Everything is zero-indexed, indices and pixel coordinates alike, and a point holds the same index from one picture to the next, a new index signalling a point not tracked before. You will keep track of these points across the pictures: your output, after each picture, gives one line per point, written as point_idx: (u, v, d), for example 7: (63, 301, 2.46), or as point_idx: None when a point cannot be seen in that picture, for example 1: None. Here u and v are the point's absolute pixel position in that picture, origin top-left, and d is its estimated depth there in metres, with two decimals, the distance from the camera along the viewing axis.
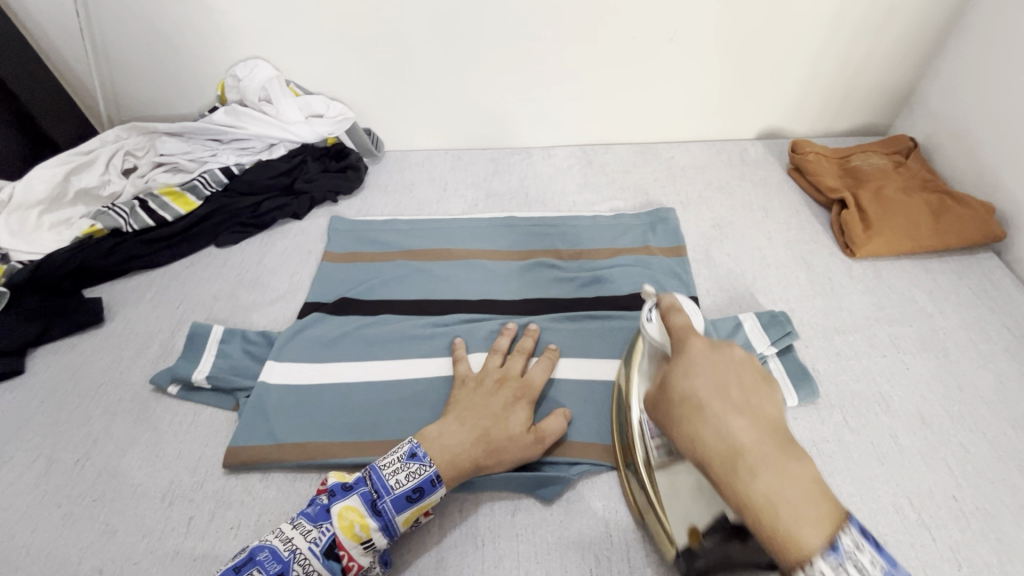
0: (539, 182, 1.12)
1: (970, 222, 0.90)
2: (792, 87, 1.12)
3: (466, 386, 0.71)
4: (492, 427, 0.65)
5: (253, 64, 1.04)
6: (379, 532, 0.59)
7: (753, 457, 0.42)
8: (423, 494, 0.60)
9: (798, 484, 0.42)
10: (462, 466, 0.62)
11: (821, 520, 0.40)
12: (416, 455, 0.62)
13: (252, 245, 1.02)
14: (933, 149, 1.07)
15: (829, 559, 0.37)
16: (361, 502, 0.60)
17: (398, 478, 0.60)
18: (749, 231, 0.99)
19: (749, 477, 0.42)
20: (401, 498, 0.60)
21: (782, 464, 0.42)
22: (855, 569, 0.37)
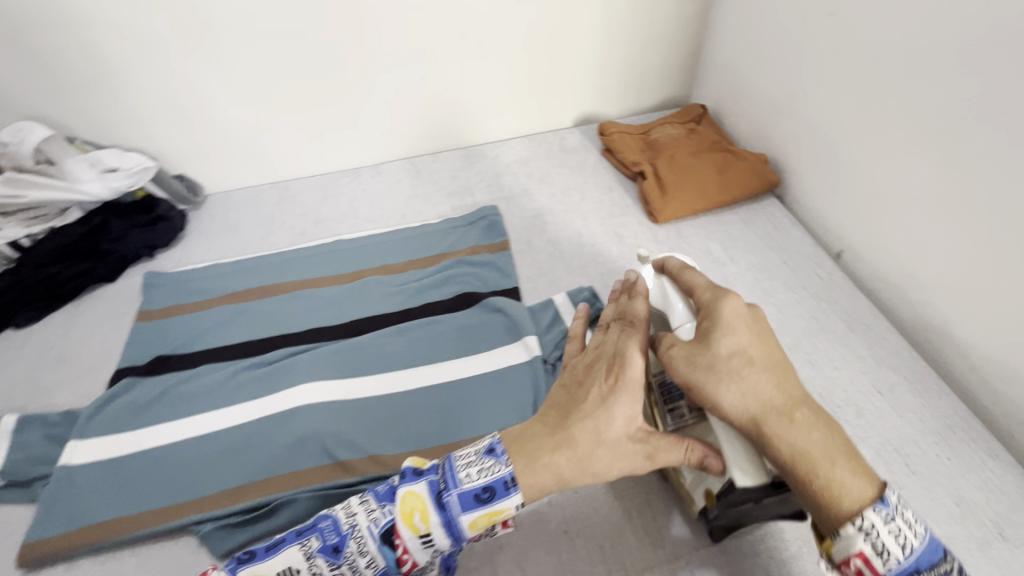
0: (369, 201, 1.12)
1: (749, 174, 1.00)
2: (592, 74, 1.19)
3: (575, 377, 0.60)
4: (579, 429, 0.55)
5: (23, 126, 0.94)
6: (440, 529, 0.52)
7: (880, 533, 0.45)
8: (495, 495, 0.53)
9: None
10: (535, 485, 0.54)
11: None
12: (493, 450, 0.56)
13: (57, 320, 0.95)
14: (720, 113, 1.19)
15: (879, 507, 0.45)
16: (428, 491, 0.54)
17: (470, 471, 0.54)
18: (567, 215, 1.04)
19: (854, 530, 0.45)
20: (468, 494, 0.53)
21: (921, 556, 0.45)
22: (909, 531, 0.45)
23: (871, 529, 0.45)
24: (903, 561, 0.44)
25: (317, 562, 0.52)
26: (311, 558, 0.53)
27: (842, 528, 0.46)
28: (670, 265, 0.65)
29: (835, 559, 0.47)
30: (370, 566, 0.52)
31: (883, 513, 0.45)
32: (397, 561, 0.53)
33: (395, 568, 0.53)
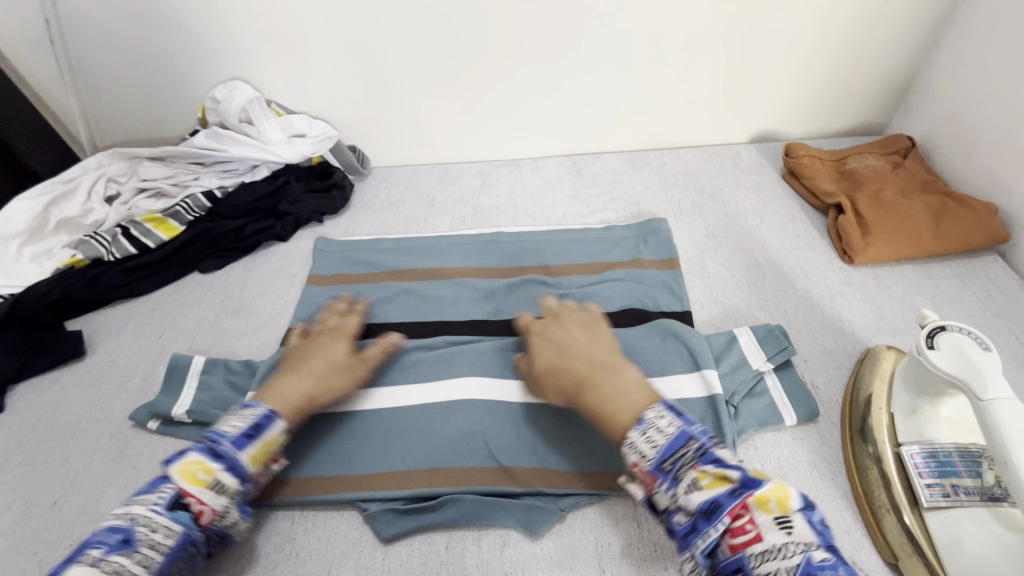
0: (528, 195, 1.10)
1: (973, 226, 0.87)
2: (784, 89, 1.09)
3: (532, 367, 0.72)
4: (577, 399, 0.65)
5: (233, 86, 1.02)
6: (224, 472, 0.59)
7: (636, 441, 0.56)
8: (262, 429, 0.63)
9: (683, 461, 0.53)
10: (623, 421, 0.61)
11: (707, 489, 0.51)
12: (248, 404, 0.65)
13: (236, 270, 1.00)
14: (931, 148, 1.04)
15: (636, 429, 0.57)
16: (200, 453, 0.60)
17: (232, 422, 0.63)
18: (743, 240, 0.96)
19: (629, 445, 0.57)
20: (240, 437, 0.61)
21: (669, 447, 0.54)
22: (656, 434, 0.55)
23: (634, 444, 0.56)
24: (654, 459, 0.54)
25: (107, 560, 0.52)
26: (93, 563, 0.52)
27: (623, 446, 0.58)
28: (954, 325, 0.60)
29: (632, 474, 0.57)
30: (165, 537, 0.55)
31: (641, 429, 0.56)
32: (192, 517, 0.57)
33: (192, 526, 0.57)
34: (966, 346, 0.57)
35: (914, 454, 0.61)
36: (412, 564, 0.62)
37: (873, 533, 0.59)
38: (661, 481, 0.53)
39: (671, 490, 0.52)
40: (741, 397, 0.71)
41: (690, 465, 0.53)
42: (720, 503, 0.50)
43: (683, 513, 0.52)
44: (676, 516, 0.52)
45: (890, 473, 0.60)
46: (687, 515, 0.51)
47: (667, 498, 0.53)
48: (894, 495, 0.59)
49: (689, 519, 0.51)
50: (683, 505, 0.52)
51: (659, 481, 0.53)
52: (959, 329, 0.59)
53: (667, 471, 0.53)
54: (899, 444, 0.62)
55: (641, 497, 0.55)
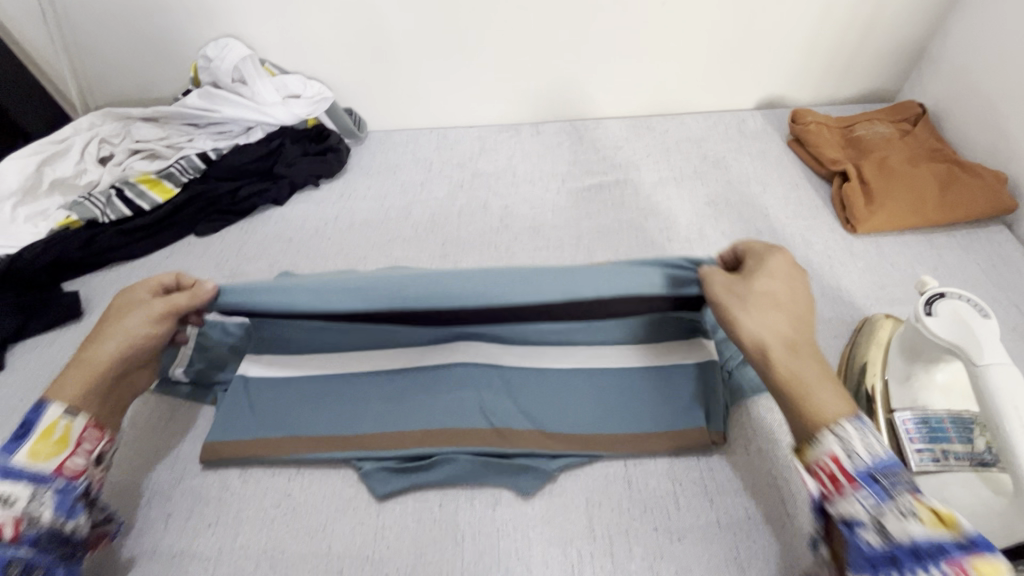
0: (527, 161, 1.07)
1: (980, 196, 0.86)
2: (794, 52, 1.05)
3: (749, 288, 0.55)
4: (777, 350, 0.52)
5: (224, 44, 0.99)
6: (8, 484, 0.53)
7: (851, 437, 0.46)
8: (31, 425, 0.55)
9: (902, 484, 0.45)
10: (797, 403, 0.49)
11: (930, 528, 0.42)
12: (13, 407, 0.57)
13: (232, 233, 0.99)
14: (942, 116, 1.01)
15: (854, 424, 0.47)
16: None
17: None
18: (745, 208, 0.94)
19: (829, 436, 0.47)
20: (8, 445, 0.55)
21: (887, 461, 0.46)
22: (874, 442, 0.46)
23: (844, 438, 0.46)
24: (865, 463, 0.46)
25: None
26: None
27: (820, 433, 0.47)
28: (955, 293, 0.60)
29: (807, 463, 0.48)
30: None
31: (860, 429, 0.47)
32: None
33: None
34: (965, 313, 0.57)
35: (907, 421, 0.61)
36: (406, 521, 0.63)
37: None
38: (866, 487, 0.45)
39: (878, 506, 0.45)
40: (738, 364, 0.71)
41: (909, 491, 0.45)
42: (945, 552, 0.41)
43: (877, 535, 0.44)
44: (864, 533, 0.45)
45: (882, 443, 0.61)
46: (882, 540, 0.44)
47: (868, 510, 0.45)
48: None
49: (885, 548, 0.44)
50: (877, 525, 0.44)
51: (863, 491, 0.45)
52: (960, 297, 0.59)
53: (880, 482, 0.45)
54: (892, 411, 0.62)
55: (814, 492, 0.49)
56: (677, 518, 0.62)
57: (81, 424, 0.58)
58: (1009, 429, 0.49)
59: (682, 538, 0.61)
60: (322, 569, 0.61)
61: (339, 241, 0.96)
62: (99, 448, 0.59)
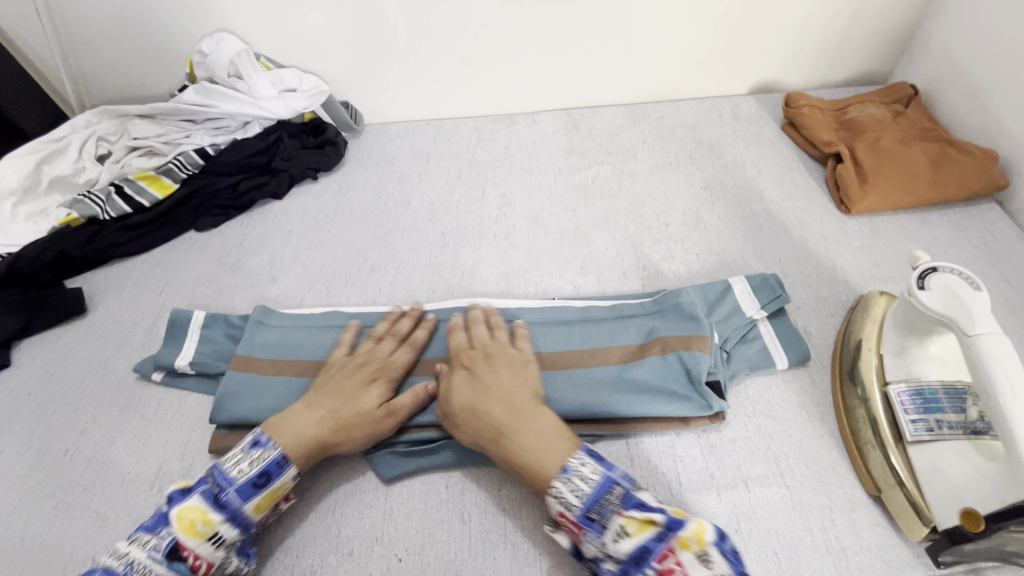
0: (524, 150, 1.08)
1: (972, 174, 0.87)
2: (786, 36, 1.06)
3: (481, 375, 0.64)
4: (518, 425, 0.60)
5: (219, 38, 0.99)
6: (225, 524, 0.56)
7: (563, 492, 0.55)
8: (271, 477, 0.59)
9: (609, 506, 0.54)
10: (528, 468, 0.58)
11: (636, 535, 0.52)
12: (259, 442, 0.60)
13: (232, 227, 1.00)
14: (934, 96, 1.02)
15: (561, 478, 0.56)
16: (203, 500, 0.56)
17: (571, 482, 0.55)
18: (740, 191, 0.95)
19: (551, 496, 0.56)
20: (247, 485, 0.57)
21: (592, 496, 0.54)
22: (580, 479, 0.56)
23: (559, 496, 0.55)
24: (580, 508, 0.54)
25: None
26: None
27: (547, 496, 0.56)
28: (947, 267, 0.60)
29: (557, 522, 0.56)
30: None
31: (565, 478, 0.56)
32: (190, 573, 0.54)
33: None
34: (957, 286, 0.58)
35: (902, 392, 0.62)
36: (413, 501, 0.65)
37: (857, 464, 0.62)
38: (589, 530, 0.54)
39: (598, 539, 0.53)
40: (735, 344, 0.71)
41: (615, 509, 0.54)
42: (649, 551, 0.51)
43: (612, 558, 0.52)
44: (605, 564, 0.53)
45: (878, 413, 0.62)
46: (615, 563, 0.52)
47: (595, 547, 0.53)
48: (880, 432, 0.61)
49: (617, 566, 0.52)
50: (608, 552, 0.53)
51: (585, 531, 0.54)
52: (952, 270, 0.60)
53: (594, 520, 0.54)
54: (886, 383, 0.64)
55: (567, 545, 0.56)
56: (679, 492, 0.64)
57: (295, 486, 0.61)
58: (1001, 396, 0.51)
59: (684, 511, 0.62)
60: (332, 551, 0.62)
61: (339, 232, 0.97)
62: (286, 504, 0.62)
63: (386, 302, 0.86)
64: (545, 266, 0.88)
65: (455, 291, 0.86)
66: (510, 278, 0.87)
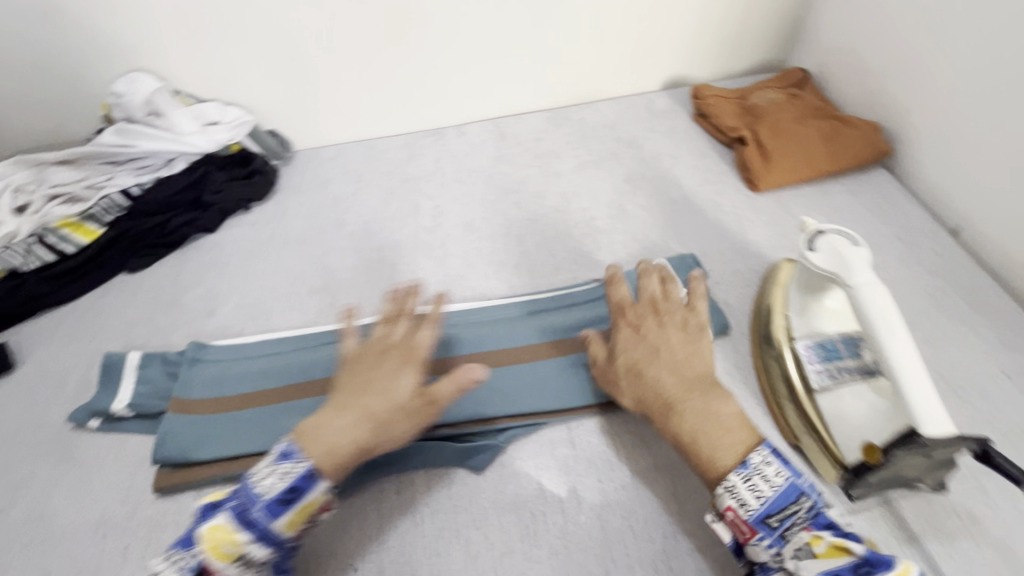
0: (454, 161, 1.11)
1: (859, 143, 0.95)
2: (687, 34, 1.13)
3: (655, 338, 0.63)
4: (687, 408, 0.58)
5: (132, 78, 0.98)
6: (253, 544, 0.53)
7: (738, 487, 0.53)
8: (299, 493, 0.54)
9: (794, 520, 0.52)
10: (695, 453, 0.56)
11: (827, 558, 0.48)
12: (287, 454, 0.55)
13: (165, 266, 0.99)
14: (824, 78, 1.11)
15: (739, 473, 0.54)
16: (232, 518, 0.53)
17: (266, 484, 0.54)
18: (658, 180, 1.01)
19: (723, 489, 0.54)
20: (274, 502, 0.53)
21: (776, 502, 0.52)
22: (763, 483, 0.53)
23: (733, 490, 0.53)
24: (758, 510, 0.52)
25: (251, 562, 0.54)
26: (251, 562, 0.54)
27: (716, 487, 0.55)
28: (838, 231, 0.66)
29: (721, 514, 0.55)
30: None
31: (744, 474, 0.54)
32: None
33: None
34: (842, 247, 0.63)
35: (807, 347, 0.68)
36: (365, 510, 0.65)
37: (775, 416, 0.67)
38: (765, 534, 0.52)
39: (774, 548, 0.51)
40: None
41: (801, 526, 0.51)
42: None
43: (786, 573, 0.50)
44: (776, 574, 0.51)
45: (788, 369, 0.67)
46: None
47: (768, 554, 0.52)
48: (792, 387, 0.66)
49: None
50: (786, 566, 0.50)
51: (760, 534, 0.52)
52: (839, 233, 0.65)
53: (774, 526, 0.51)
54: (794, 340, 0.69)
55: (728, 539, 0.54)
56: (620, 467, 0.67)
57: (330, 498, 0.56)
58: (882, 335, 0.56)
59: (625, 484, 0.66)
60: None
61: (275, 259, 0.97)
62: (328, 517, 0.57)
63: (327, 322, 0.87)
64: (481, 269, 0.91)
65: None
66: (448, 285, 0.89)
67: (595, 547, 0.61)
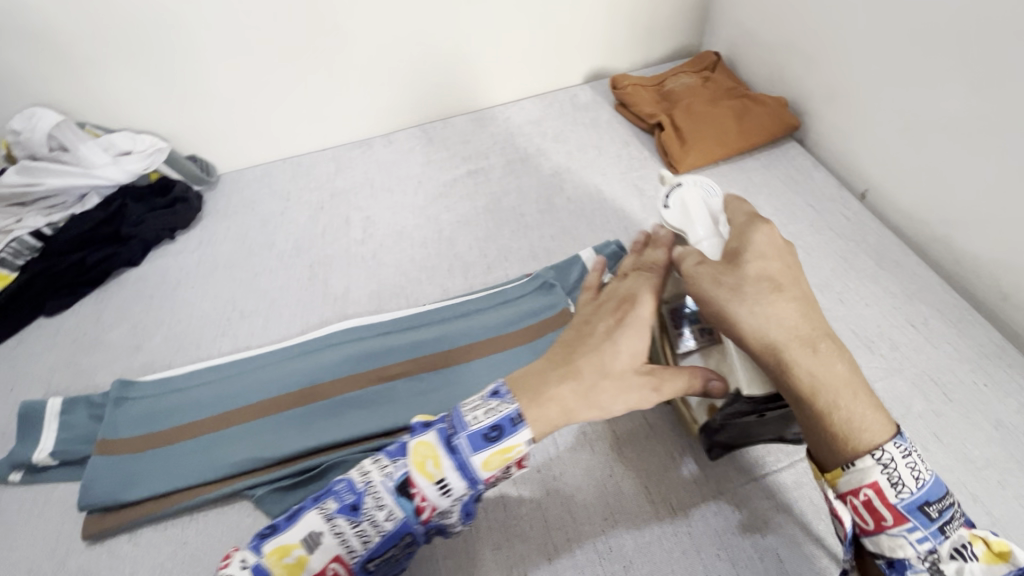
0: (383, 171, 1.10)
1: (768, 120, 0.99)
2: (602, 27, 1.16)
3: (736, 277, 0.55)
4: (583, 361, 0.57)
5: (31, 113, 0.95)
6: (455, 472, 0.50)
7: (898, 466, 0.45)
8: (503, 432, 0.51)
9: (949, 513, 0.46)
10: (826, 419, 0.48)
11: (987, 563, 0.44)
12: (498, 392, 0.54)
13: (87, 305, 0.95)
14: (735, 59, 1.16)
15: (897, 451, 0.46)
16: (439, 438, 0.51)
17: (477, 413, 0.51)
18: (584, 172, 1.03)
19: (871, 462, 0.46)
20: (479, 435, 0.50)
21: (936, 493, 0.46)
22: (919, 468, 0.46)
23: (889, 469, 0.45)
24: (913, 498, 0.45)
25: (337, 521, 0.50)
26: (330, 518, 0.50)
27: (858, 462, 0.46)
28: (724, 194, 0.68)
29: (848, 493, 0.47)
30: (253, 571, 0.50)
31: (901, 446, 0.46)
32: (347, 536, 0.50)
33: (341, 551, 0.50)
34: (690, 206, 0.66)
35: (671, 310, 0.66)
36: None
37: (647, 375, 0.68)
38: (915, 522, 0.45)
39: (930, 541, 0.45)
40: None
41: (958, 523, 0.46)
42: None
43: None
44: (914, 574, 0.45)
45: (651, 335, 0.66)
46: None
47: (916, 550, 0.45)
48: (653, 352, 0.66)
49: None
50: (936, 562, 0.45)
51: (912, 523, 0.45)
52: (699, 195, 0.67)
53: (933, 518, 0.45)
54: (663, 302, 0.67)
55: (850, 522, 0.48)
56: (558, 457, 0.69)
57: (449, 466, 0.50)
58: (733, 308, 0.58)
59: (563, 472, 0.67)
60: None
61: (204, 286, 0.95)
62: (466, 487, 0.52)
63: (261, 344, 0.85)
64: (414, 276, 0.91)
65: (329, 319, 0.87)
66: (382, 295, 0.89)
67: (538, 537, 0.62)
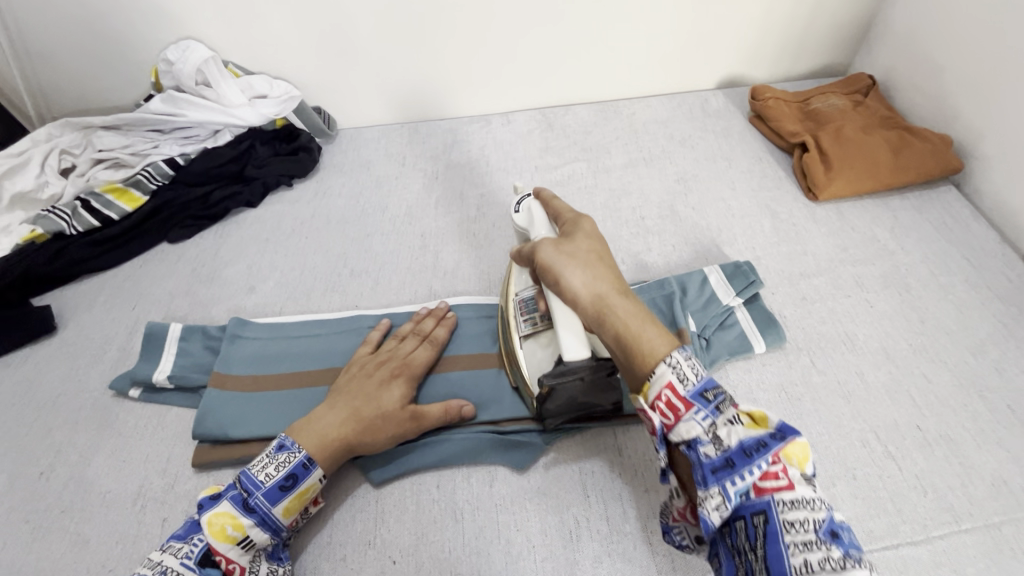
0: (499, 150, 1.08)
1: (928, 157, 0.90)
2: (751, 32, 1.09)
3: (570, 248, 0.60)
4: (358, 405, 0.64)
5: (185, 45, 0.97)
6: (256, 528, 0.57)
7: (720, 419, 0.48)
8: (298, 480, 0.59)
9: (777, 465, 0.46)
10: (627, 345, 0.54)
11: (810, 500, 0.44)
12: (284, 445, 0.61)
13: (206, 237, 0.98)
14: (891, 85, 1.06)
15: (682, 353, 0.51)
16: (234, 505, 0.57)
17: (268, 471, 0.59)
18: (713, 184, 0.98)
19: (701, 419, 0.48)
20: (274, 490, 0.58)
21: (758, 442, 0.47)
22: (738, 422, 0.48)
23: (696, 400, 0.49)
24: (738, 445, 0.47)
25: None
26: None
27: (647, 371, 0.52)
28: (545, 192, 0.70)
29: (692, 467, 0.49)
30: None
31: (686, 355, 0.51)
32: None
33: None
34: (536, 209, 0.69)
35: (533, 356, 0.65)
36: (405, 503, 0.64)
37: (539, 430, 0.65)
38: (746, 469, 0.46)
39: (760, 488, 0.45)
40: (713, 330, 0.74)
41: (784, 470, 0.46)
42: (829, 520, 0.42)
43: (766, 517, 0.44)
44: (755, 518, 0.45)
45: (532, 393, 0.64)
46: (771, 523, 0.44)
47: (703, 427, 0.49)
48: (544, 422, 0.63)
49: (775, 529, 0.43)
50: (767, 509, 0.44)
51: (742, 469, 0.46)
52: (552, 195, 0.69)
53: (758, 464, 0.46)
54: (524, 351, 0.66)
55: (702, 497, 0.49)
56: None
57: (246, 523, 0.57)
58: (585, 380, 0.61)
59: None
60: (325, 558, 0.61)
61: (317, 238, 0.96)
62: (314, 509, 0.63)
63: (369, 306, 0.86)
64: None
65: (438, 292, 0.87)
66: (490, 278, 0.88)
67: (641, 558, 0.60)
